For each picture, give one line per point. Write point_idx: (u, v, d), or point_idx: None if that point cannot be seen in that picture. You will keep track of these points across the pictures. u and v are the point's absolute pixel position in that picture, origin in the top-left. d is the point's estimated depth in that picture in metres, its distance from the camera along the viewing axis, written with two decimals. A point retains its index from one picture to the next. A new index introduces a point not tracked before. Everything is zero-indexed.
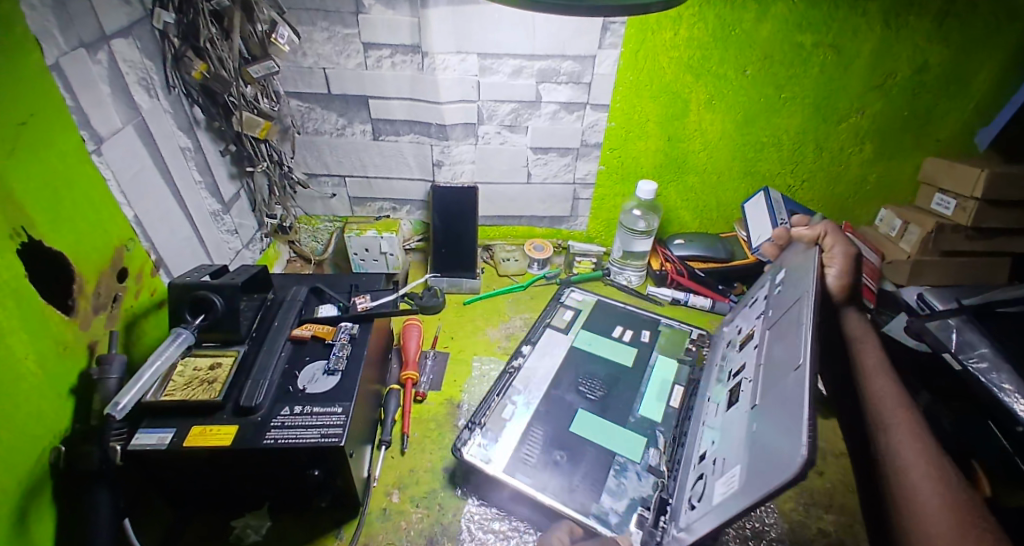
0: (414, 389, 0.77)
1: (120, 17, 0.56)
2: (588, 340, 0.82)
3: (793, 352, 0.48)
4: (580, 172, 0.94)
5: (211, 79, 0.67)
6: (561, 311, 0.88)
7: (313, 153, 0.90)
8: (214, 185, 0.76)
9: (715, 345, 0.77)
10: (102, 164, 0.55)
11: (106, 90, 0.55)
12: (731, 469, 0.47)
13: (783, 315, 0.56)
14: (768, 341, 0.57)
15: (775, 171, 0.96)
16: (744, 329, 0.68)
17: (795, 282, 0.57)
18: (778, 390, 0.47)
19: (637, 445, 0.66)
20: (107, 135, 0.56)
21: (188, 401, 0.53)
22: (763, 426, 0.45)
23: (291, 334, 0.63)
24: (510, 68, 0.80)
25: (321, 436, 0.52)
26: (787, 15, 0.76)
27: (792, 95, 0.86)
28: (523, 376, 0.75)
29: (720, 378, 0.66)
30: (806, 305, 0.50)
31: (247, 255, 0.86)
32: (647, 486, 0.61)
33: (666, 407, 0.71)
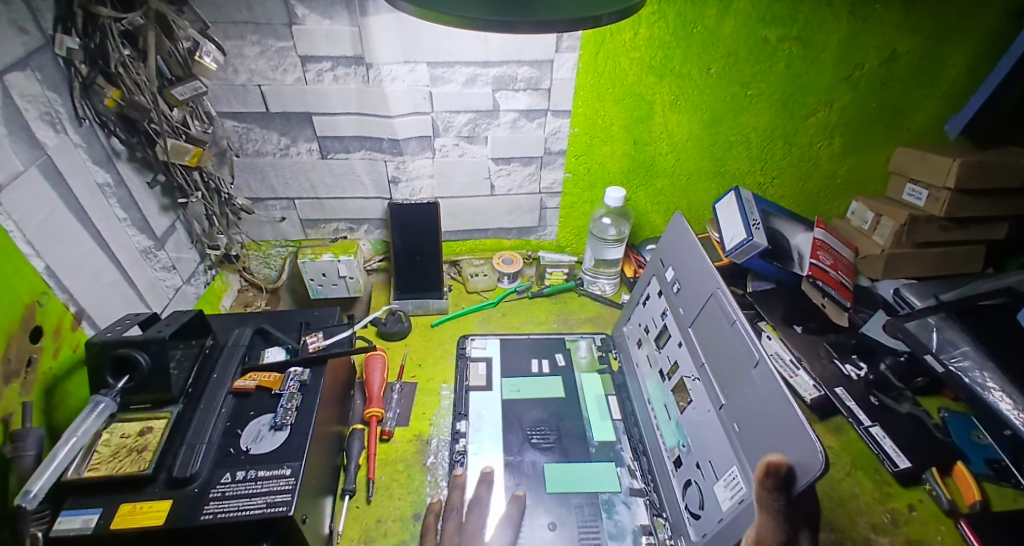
0: (380, 427, 0.71)
1: (16, 47, 0.49)
2: (514, 387, 0.78)
3: (734, 349, 0.50)
4: (546, 181, 0.90)
5: (127, 106, 0.60)
6: (472, 366, 0.81)
7: (257, 176, 0.83)
8: (142, 220, 0.69)
9: (625, 349, 0.81)
10: (2, 217, 0.48)
11: (2, 131, 0.48)
12: (729, 472, 0.48)
13: (697, 313, 0.58)
14: (694, 341, 0.59)
15: (746, 170, 0.94)
16: (655, 330, 0.71)
17: (691, 280, 0.60)
18: (738, 386, 0.48)
19: (608, 474, 0.66)
20: (7, 181, 0.48)
21: (115, 476, 0.48)
22: (744, 423, 0.47)
23: (233, 387, 0.58)
24: (464, 77, 0.75)
25: (267, 504, 0.47)
26: (751, 10, 0.73)
27: (758, 92, 0.83)
28: (473, 450, 0.69)
29: (655, 380, 0.69)
30: (724, 302, 0.52)
31: (190, 291, 0.79)
32: (641, 511, 0.62)
33: (612, 423, 0.73)
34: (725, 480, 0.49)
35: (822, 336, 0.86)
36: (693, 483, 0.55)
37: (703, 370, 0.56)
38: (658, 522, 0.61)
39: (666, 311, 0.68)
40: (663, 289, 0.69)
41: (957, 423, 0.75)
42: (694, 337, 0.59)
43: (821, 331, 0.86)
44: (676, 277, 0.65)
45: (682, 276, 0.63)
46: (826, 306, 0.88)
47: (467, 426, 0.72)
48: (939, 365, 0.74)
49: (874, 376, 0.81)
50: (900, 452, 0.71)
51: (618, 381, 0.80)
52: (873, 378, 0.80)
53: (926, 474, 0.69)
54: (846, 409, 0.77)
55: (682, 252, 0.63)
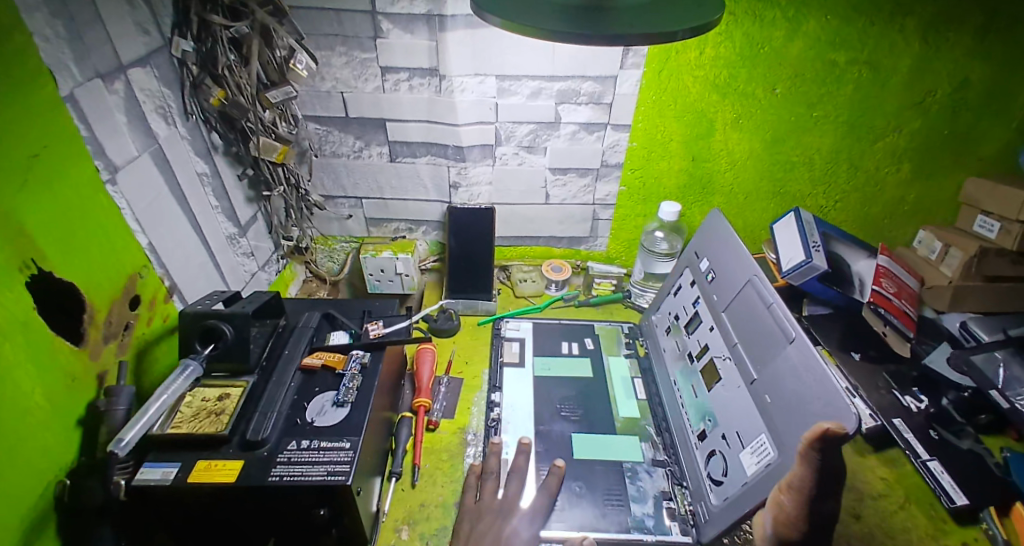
0: (427, 417, 0.74)
1: (138, 46, 0.57)
2: (544, 365, 0.83)
3: (768, 330, 0.53)
4: (600, 193, 0.91)
5: (228, 105, 0.67)
6: (507, 344, 0.87)
7: (332, 175, 0.90)
8: (230, 208, 0.76)
9: (653, 336, 0.85)
10: (116, 193, 0.55)
11: (122, 119, 0.55)
12: (757, 440, 0.52)
13: (732, 298, 0.62)
14: (726, 324, 0.62)
15: (806, 193, 0.92)
16: (685, 317, 0.74)
17: (728, 268, 0.64)
18: (770, 363, 0.52)
19: (631, 446, 0.71)
20: (123, 163, 0.56)
21: (195, 434, 0.52)
22: (776, 396, 0.50)
23: (302, 364, 0.62)
24: (529, 90, 0.79)
25: (328, 473, 0.50)
26: (820, 32, 0.73)
27: (824, 114, 0.82)
28: (506, 419, 0.74)
29: (682, 362, 0.73)
30: (761, 287, 0.56)
31: (264, 277, 0.87)
32: (661, 479, 0.67)
33: (637, 401, 0.78)
34: (752, 447, 0.53)
35: (880, 365, 0.83)
36: (716, 452, 0.60)
37: (734, 351, 0.60)
38: (678, 490, 0.65)
39: (698, 299, 0.71)
40: (696, 279, 0.73)
41: (1020, 463, 0.68)
42: (726, 321, 0.63)
43: (880, 360, 0.83)
44: (711, 266, 0.68)
45: (718, 265, 0.66)
46: (887, 334, 0.84)
47: (501, 397, 0.77)
48: (1005, 401, 0.69)
49: (935, 409, 0.76)
50: (958, 488, 0.67)
51: (644, 365, 0.84)
52: (935, 411, 0.76)
53: (985, 513, 0.64)
54: (902, 441, 0.72)
55: (720, 243, 0.66)
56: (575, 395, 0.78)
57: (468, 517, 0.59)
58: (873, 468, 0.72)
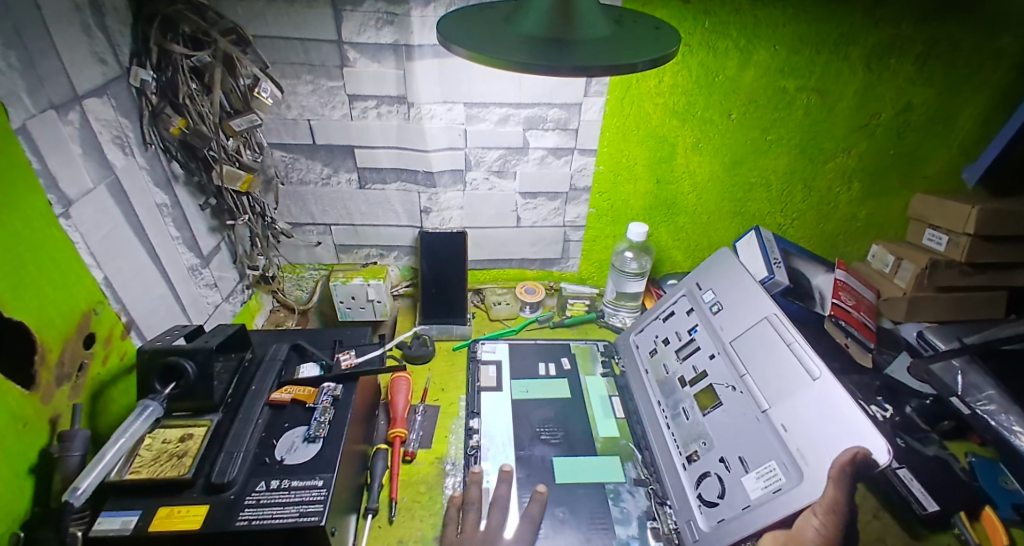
0: (403, 448, 0.72)
1: (94, 75, 0.55)
2: (524, 388, 0.82)
3: (786, 364, 0.59)
4: (570, 215, 0.93)
5: (189, 135, 0.66)
6: (484, 369, 0.86)
7: (299, 203, 0.88)
8: (192, 239, 0.74)
9: (629, 355, 0.87)
10: (70, 228, 0.53)
11: (77, 150, 0.53)
12: (764, 465, 0.56)
13: (742, 330, 0.68)
14: (732, 353, 0.68)
15: (766, 212, 0.97)
16: (678, 342, 0.78)
17: (740, 304, 0.70)
18: (788, 395, 0.58)
19: (613, 466, 0.71)
20: (77, 196, 0.53)
21: (155, 479, 0.49)
22: (794, 427, 0.55)
23: (270, 399, 0.60)
24: (497, 116, 0.80)
25: (300, 514, 0.48)
26: (770, 62, 0.78)
27: (778, 137, 0.87)
28: (486, 446, 0.73)
29: (670, 385, 0.75)
30: (780, 326, 0.63)
31: (228, 308, 0.83)
32: (644, 499, 0.67)
33: (616, 420, 0.78)
34: (757, 472, 0.57)
35: (845, 377, 0.84)
36: (711, 474, 0.62)
37: (742, 380, 0.64)
38: (661, 510, 0.66)
39: (696, 327, 0.76)
40: (695, 308, 0.78)
41: (985, 468, 0.73)
42: (732, 352, 0.68)
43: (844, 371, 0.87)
44: (718, 299, 0.74)
45: (727, 299, 0.72)
46: (850, 346, 0.85)
47: (479, 423, 0.76)
48: (965, 407, 0.74)
49: (900, 417, 0.80)
50: (927, 495, 0.68)
51: (621, 383, 0.85)
52: (900, 419, 0.80)
53: (955, 518, 0.66)
54: None
55: (733, 281, 0.73)
56: (554, 417, 0.78)
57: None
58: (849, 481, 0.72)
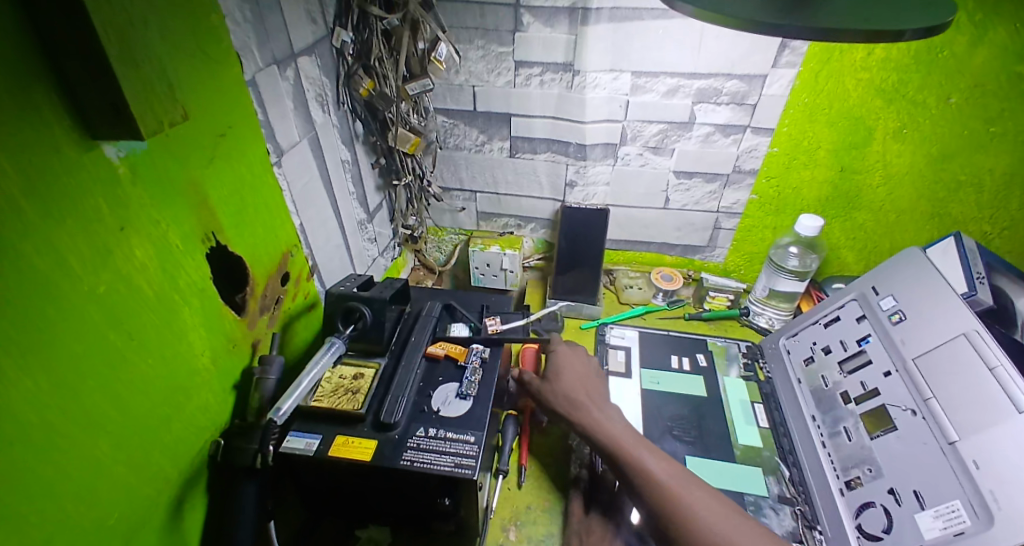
0: (533, 418, 0.73)
1: (308, 34, 0.60)
2: (655, 379, 0.79)
3: (989, 395, 0.49)
4: (726, 201, 0.85)
5: (375, 96, 0.71)
6: (612, 353, 0.84)
7: (451, 168, 0.91)
8: (363, 195, 0.80)
9: (778, 360, 0.79)
10: (280, 175, 0.59)
11: (290, 105, 0.59)
12: (946, 504, 0.48)
13: (929, 347, 0.56)
14: (914, 373, 0.57)
15: (969, 216, 0.79)
16: (840, 351, 0.69)
17: (928, 314, 0.58)
18: (989, 431, 0.47)
19: (755, 477, 0.65)
20: (287, 147, 0.60)
21: (336, 410, 0.56)
22: (991, 468, 0.46)
23: (427, 351, 0.64)
24: (665, 87, 0.74)
25: (455, 465, 0.51)
26: (1018, 35, 0.62)
27: (1001, 131, 0.69)
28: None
29: (829, 400, 0.67)
30: (984, 346, 0.51)
31: (382, 262, 0.90)
32: (789, 519, 0.61)
33: (759, 429, 0.71)
34: (935, 511, 0.49)
35: None
36: (876, 505, 0.54)
37: (925, 405, 0.54)
38: (809, 534, 0.59)
39: (867, 337, 0.66)
40: (865, 313, 0.67)
41: None
42: (914, 371, 0.57)
43: None
44: (897, 306, 0.62)
45: (909, 307, 0.61)
46: None
47: None
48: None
49: None
50: None
51: (767, 389, 0.77)
52: None
53: None
54: None
55: (917, 285, 0.61)
56: (689, 414, 0.74)
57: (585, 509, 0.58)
58: None
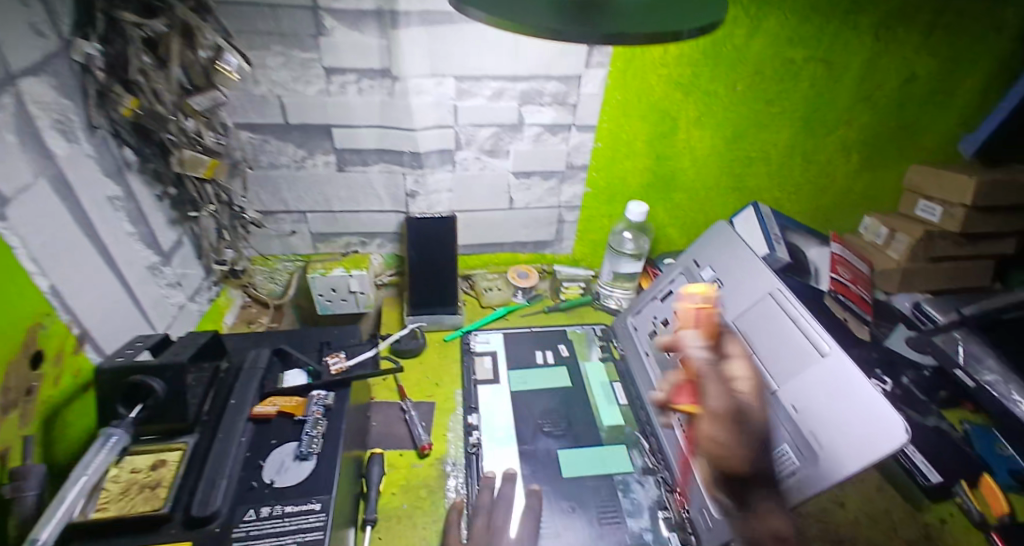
0: (421, 445, 0.69)
1: (32, 52, 0.45)
2: (522, 379, 0.79)
3: (793, 342, 0.56)
4: (565, 195, 0.88)
5: (145, 116, 0.58)
6: (478, 361, 0.83)
7: (269, 189, 0.80)
8: (150, 235, 0.65)
9: (629, 338, 0.84)
10: (7, 232, 0.43)
11: (13, 139, 0.44)
12: (777, 449, 0.53)
13: (745, 309, 0.63)
14: (737, 334, 0.64)
15: (763, 187, 0.93)
16: (677, 324, 0.75)
17: (740, 281, 0.66)
18: (798, 376, 0.53)
19: (621, 456, 0.69)
20: (13, 194, 0.44)
21: (126, 515, 0.43)
22: (805, 409, 0.51)
23: (251, 413, 0.54)
24: (490, 91, 0.73)
25: (297, 545, 0.43)
26: (779, 30, 0.73)
27: (781, 110, 0.82)
28: (487, 445, 0.69)
29: (672, 369, 0.73)
30: (786, 302, 0.58)
31: (193, 308, 0.76)
32: (653, 489, 0.65)
33: (620, 407, 0.76)
34: None
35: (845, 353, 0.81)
36: None
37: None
38: (672, 499, 0.63)
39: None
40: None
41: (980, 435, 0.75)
42: (735, 332, 0.64)
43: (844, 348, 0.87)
44: (716, 275, 0.70)
45: (726, 275, 0.68)
46: (849, 321, 0.85)
47: (478, 419, 0.73)
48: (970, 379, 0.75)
49: (900, 389, 0.79)
50: (931, 466, 0.69)
51: (622, 368, 0.83)
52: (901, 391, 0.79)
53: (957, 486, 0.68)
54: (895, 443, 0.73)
55: (732, 257, 0.69)
56: (557, 408, 0.75)
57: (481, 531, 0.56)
58: None
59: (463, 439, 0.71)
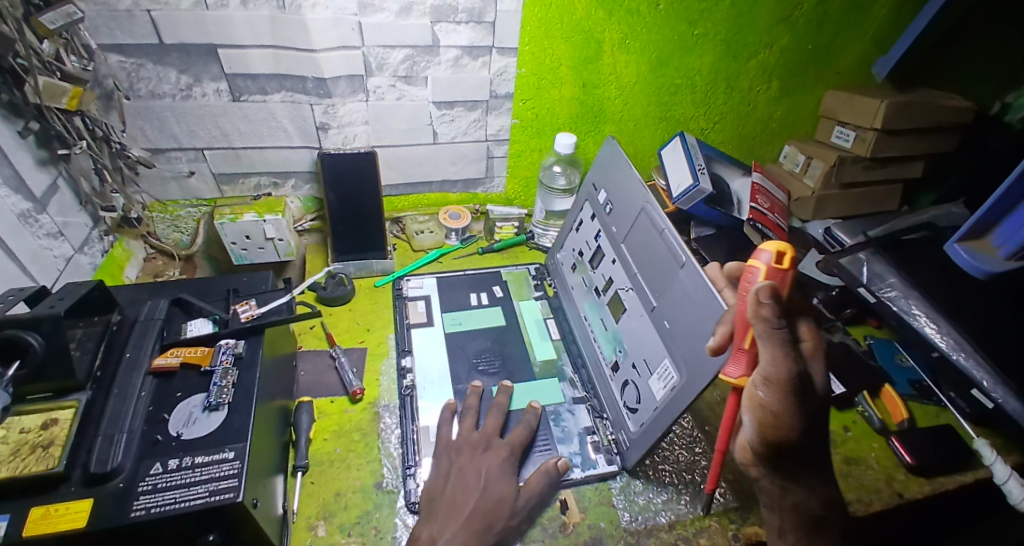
0: (352, 389, 0.66)
1: None
2: (456, 320, 0.79)
3: (662, 255, 0.57)
4: (492, 128, 0.84)
5: None
6: (411, 305, 0.81)
7: (155, 123, 0.70)
8: (16, 178, 0.55)
9: (559, 275, 0.85)
10: None
11: None
12: (661, 364, 0.56)
13: (630, 229, 0.64)
14: (626, 255, 0.65)
15: (689, 116, 0.94)
16: (588, 253, 0.76)
17: (624, 198, 0.66)
18: (668, 290, 0.55)
19: (553, 387, 0.71)
20: None
21: (18, 477, 0.40)
22: (675, 321, 0.54)
23: (152, 366, 0.49)
24: (397, 5, 0.66)
25: (209, 493, 0.41)
26: None
27: (705, 32, 0.81)
28: (421, 384, 0.69)
29: (590, 297, 0.74)
30: (653, 215, 0.58)
31: (85, 260, 0.67)
32: (584, 416, 0.68)
33: (552, 342, 0.77)
34: (657, 373, 0.57)
35: None
36: (629, 382, 0.63)
37: (635, 281, 0.63)
38: (600, 422, 0.67)
39: (599, 233, 0.73)
40: (595, 212, 0.74)
41: (882, 349, 0.77)
42: (626, 252, 0.65)
43: None
44: (609, 198, 0.69)
45: (614, 196, 0.68)
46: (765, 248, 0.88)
47: (412, 362, 0.72)
48: (870, 296, 0.75)
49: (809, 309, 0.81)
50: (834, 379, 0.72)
51: (555, 304, 0.84)
52: None
53: (860, 398, 0.71)
54: None
55: (615, 174, 0.68)
56: (491, 345, 0.76)
57: (447, 453, 0.58)
58: None
59: (396, 382, 0.70)
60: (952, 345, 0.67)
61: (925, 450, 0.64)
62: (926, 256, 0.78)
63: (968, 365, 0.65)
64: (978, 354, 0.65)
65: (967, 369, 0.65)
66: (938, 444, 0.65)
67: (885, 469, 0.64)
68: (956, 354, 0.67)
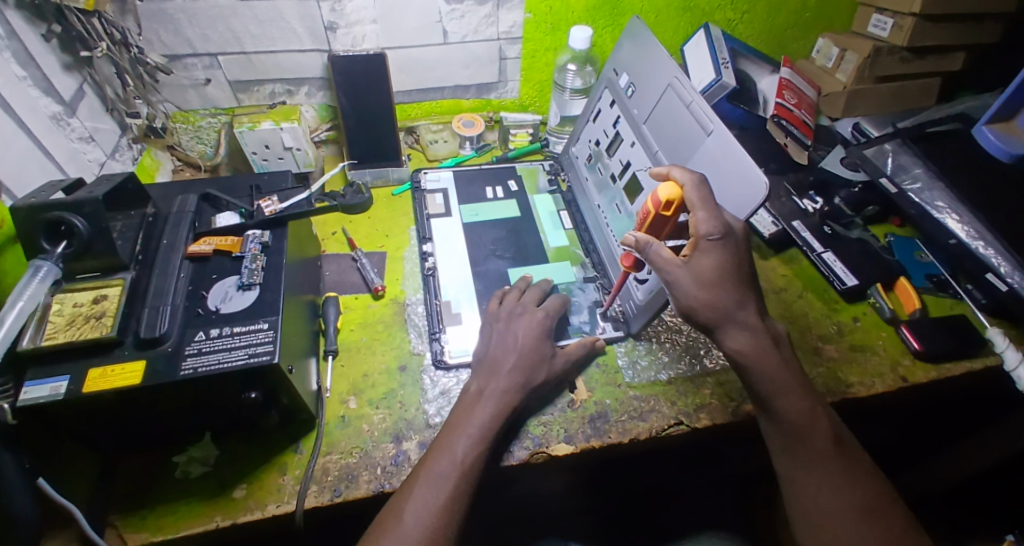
0: (373, 285, 0.70)
1: None
2: (474, 212, 0.80)
3: (687, 129, 0.55)
4: (504, 24, 0.81)
5: None
6: (430, 197, 0.82)
7: (169, 27, 0.69)
8: (44, 79, 0.57)
9: (574, 169, 0.84)
10: None
11: None
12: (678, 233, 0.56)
13: (653, 107, 0.61)
14: (647, 135, 0.63)
15: (715, 6, 0.87)
16: (606, 140, 0.74)
17: (648, 75, 0.62)
18: (691, 163, 0.54)
19: (564, 270, 0.73)
20: None
21: (75, 341, 0.44)
22: None
23: (188, 252, 0.54)
24: None
25: (249, 355, 0.46)
26: None
27: None
28: (442, 264, 0.73)
29: (605, 185, 0.74)
30: (682, 87, 0.56)
31: (117, 166, 0.70)
32: (594, 292, 0.70)
33: (565, 231, 0.79)
34: None
35: (781, 177, 0.84)
36: None
37: (656, 159, 0.61)
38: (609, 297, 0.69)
39: (618, 118, 0.71)
40: (615, 97, 0.71)
41: (902, 245, 0.76)
42: (647, 133, 0.63)
43: (780, 172, 0.85)
44: (630, 79, 0.66)
45: (638, 75, 0.65)
46: (788, 146, 0.86)
47: (433, 246, 0.75)
48: (892, 187, 0.72)
49: (829, 207, 0.80)
50: (848, 272, 0.73)
51: (568, 198, 0.84)
52: (828, 209, 0.79)
53: (872, 290, 0.71)
54: (801, 240, 0.77)
55: (641, 51, 0.64)
56: (507, 235, 0.77)
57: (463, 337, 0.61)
58: (774, 267, 0.77)
59: (419, 266, 0.75)
60: (973, 234, 0.65)
61: (936, 338, 0.64)
62: (960, 152, 0.73)
63: (987, 253, 0.64)
64: (999, 241, 0.63)
65: (985, 257, 0.64)
66: (946, 331, 0.65)
67: (890, 355, 0.65)
68: (975, 243, 0.65)
